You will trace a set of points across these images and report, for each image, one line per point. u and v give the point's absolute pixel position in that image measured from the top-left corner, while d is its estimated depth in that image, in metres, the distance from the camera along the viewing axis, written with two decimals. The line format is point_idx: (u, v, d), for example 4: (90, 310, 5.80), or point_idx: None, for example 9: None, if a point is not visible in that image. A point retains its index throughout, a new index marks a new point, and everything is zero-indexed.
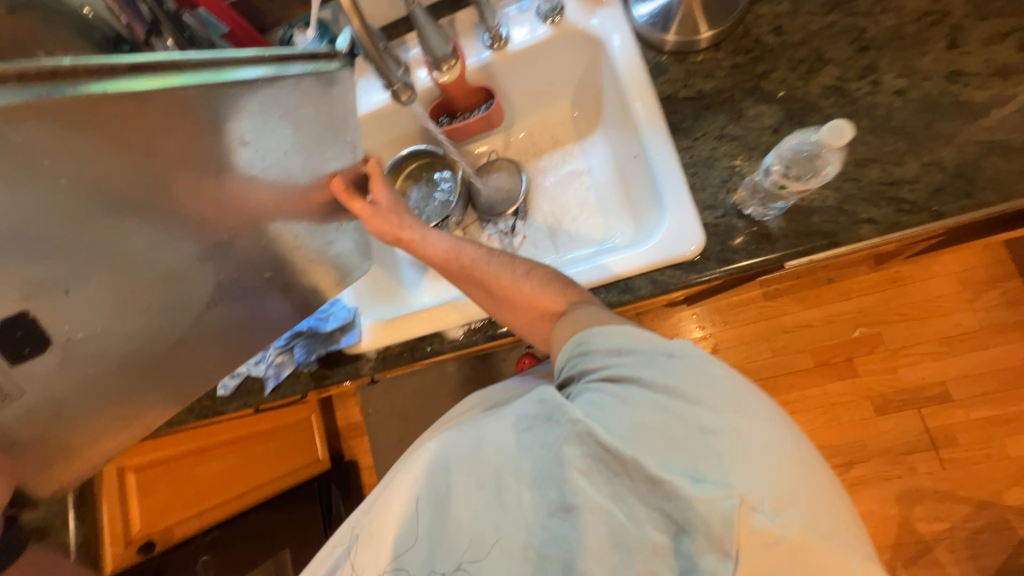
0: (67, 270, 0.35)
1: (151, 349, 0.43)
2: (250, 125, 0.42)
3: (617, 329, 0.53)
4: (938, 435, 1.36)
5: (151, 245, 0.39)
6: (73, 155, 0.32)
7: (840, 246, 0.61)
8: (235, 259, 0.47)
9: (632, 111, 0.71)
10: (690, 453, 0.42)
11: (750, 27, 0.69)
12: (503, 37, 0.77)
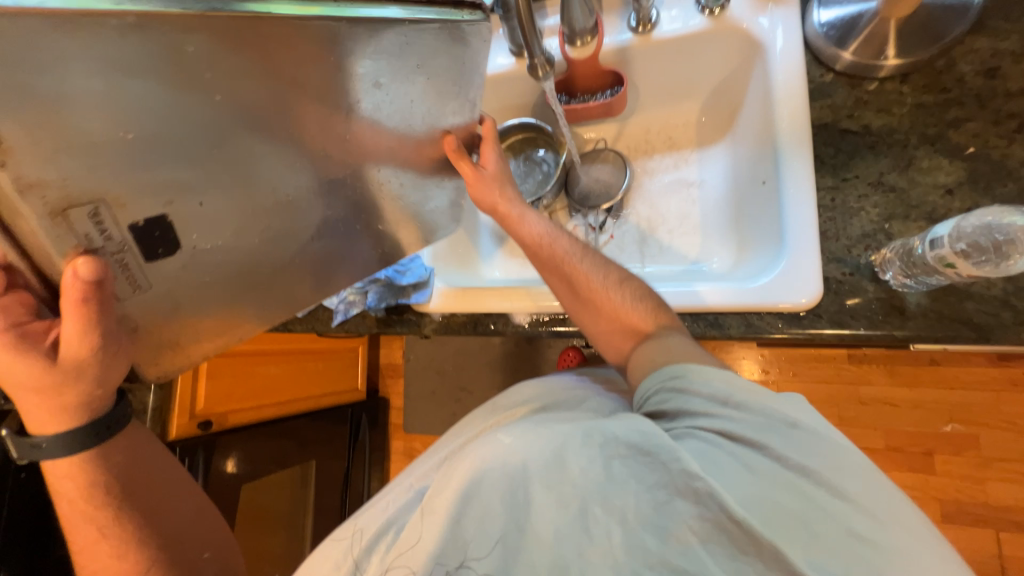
0: (204, 181, 0.36)
1: (256, 268, 0.45)
2: (385, 68, 0.38)
3: (724, 374, 0.50)
4: (1009, 564, 1.19)
5: (279, 171, 0.40)
6: (228, 72, 0.32)
7: (987, 342, 0.52)
8: (351, 199, 0.48)
9: (777, 132, 0.62)
10: (840, 558, 0.39)
11: (954, 62, 0.58)
12: (651, 21, 0.71)
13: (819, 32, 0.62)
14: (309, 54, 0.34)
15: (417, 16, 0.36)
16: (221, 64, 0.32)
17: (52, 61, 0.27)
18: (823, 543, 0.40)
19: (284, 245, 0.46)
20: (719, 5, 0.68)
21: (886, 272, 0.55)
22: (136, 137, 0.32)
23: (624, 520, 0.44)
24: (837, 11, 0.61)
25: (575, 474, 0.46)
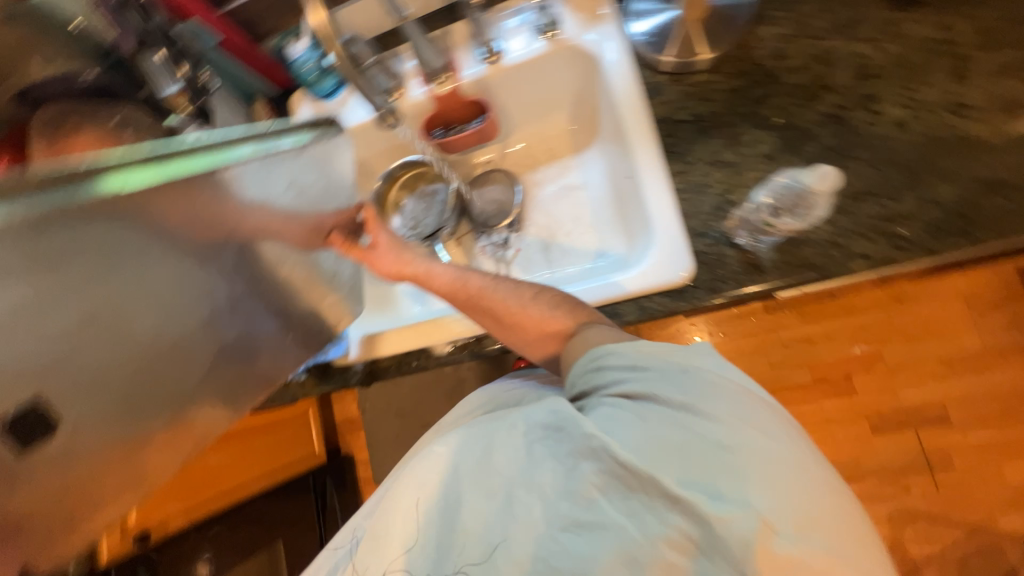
0: (70, 350, 0.34)
1: (152, 419, 0.42)
2: (255, 197, 0.41)
3: (630, 345, 0.54)
4: (935, 458, 1.35)
5: (161, 315, 0.39)
6: (71, 235, 0.31)
7: (830, 279, 0.60)
8: (266, 300, 0.48)
9: (626, 132, 0.69)
10: (711, 470, 0.43)
11: (750, 50, 0.67)
12: (498, 51, 0.76)
13: (638, 42, 0.71)
14: (164, 201, 0.35)
15: (264, 146, 0.41)
16: (76, 218, 0.31)
17: None
18: (695, 460, 0.43)
19: (194, 361, 0.43)
20: (553, 28, 0.73)
21: (738, 235, 0.62)
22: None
23: (537, 491, 0.48)
24: (648, 22, 0.72)
25: (497, 458, 0.51)
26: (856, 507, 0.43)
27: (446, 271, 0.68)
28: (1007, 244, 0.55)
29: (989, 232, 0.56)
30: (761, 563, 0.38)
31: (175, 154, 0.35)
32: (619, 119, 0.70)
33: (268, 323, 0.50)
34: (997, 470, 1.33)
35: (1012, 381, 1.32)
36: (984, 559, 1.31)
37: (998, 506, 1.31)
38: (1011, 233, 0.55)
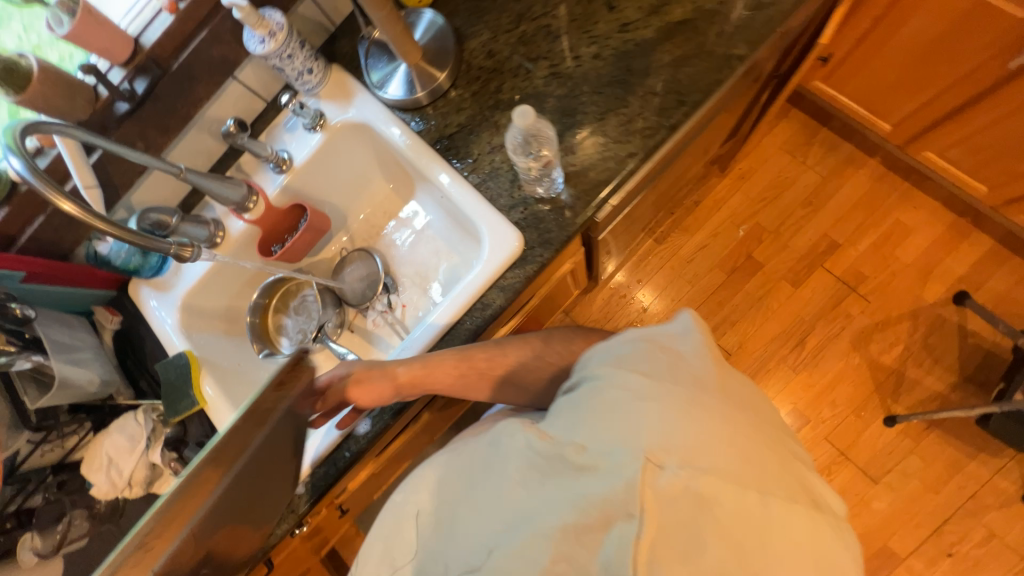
0: None
1: None
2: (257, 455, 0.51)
3: (599, 345, 0.61)
4: (849, 278, 1.48)
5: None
6: None
7: (620, 184, 0.71)
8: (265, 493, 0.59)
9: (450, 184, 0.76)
10: (614, 429, 0.50)
11: (470, 61, 0.79)
12: (286, 158, 0.83)
13: (393, 97, 0.80)
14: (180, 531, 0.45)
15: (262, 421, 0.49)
16: None
17: None
18: (601, 420, 0.51)
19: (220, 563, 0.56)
20: (320, 120, 0.83)
21: (545, 188, 0.71)
22: None
23: (488, 492, 0.55)
24: (397, 83, 0.80)
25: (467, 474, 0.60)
26: (759, 443, 0.50)
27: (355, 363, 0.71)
28: (711, 94, 0.69)
29: (694, 94, 0.69)
30: (645, 502, 0.45)
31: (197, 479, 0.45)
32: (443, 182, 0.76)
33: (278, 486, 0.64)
34: (899, 258, 1.47)
35: (859, 188, 1.52)
36: (938, 334, 1.41)
37: (918, 285, 1.44)
38: (707, 86, 0.69)
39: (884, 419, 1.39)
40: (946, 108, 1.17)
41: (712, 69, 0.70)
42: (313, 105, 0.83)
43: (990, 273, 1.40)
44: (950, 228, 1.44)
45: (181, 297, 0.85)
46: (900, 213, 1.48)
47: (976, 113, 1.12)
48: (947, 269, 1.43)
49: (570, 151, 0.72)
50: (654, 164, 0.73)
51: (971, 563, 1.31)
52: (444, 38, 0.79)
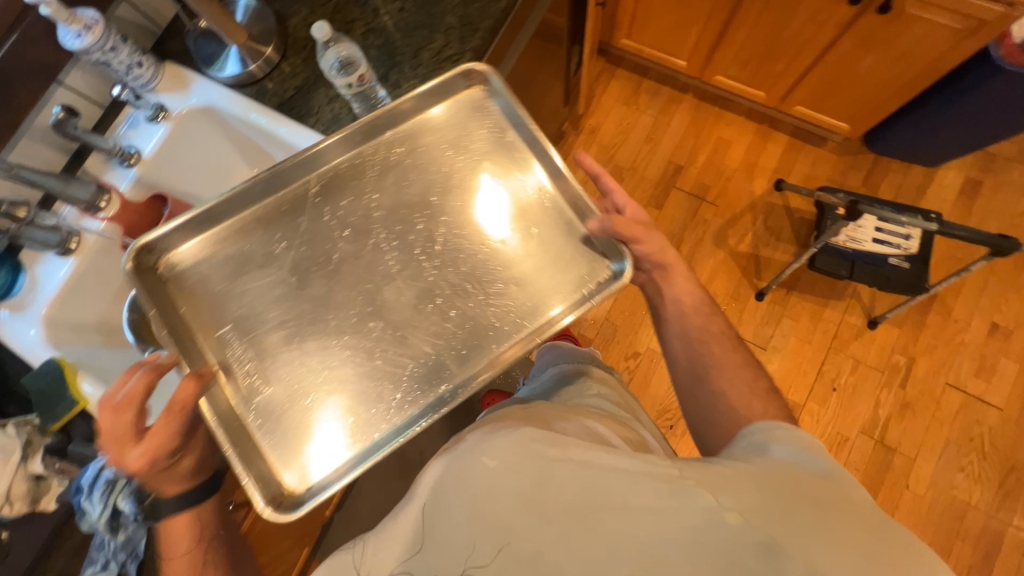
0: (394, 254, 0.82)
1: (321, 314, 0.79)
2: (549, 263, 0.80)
3: (805, 443, 0.56)
4: (697, 190, 1.75)
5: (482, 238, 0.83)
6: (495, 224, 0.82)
7: (444, 103, 0.83)
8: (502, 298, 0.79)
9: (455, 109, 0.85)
10: (823, 550, 0.42)
11: (296, 36, 0.91)
12: (134, 152, 0.86)
13: (228, 75, 0.87)
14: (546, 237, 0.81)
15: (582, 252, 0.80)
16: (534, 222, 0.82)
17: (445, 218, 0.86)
18: (810, 533, 0.43)
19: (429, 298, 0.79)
20: (163, 111, 0.87)
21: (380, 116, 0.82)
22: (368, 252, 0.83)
23: (599, 530, 0.46)
24: (231, 62, 0.88)
25: (557, 483, 0.49)
26: None
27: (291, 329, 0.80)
28: (496, 19, 0.85)
29: (484, 22, 0.85)
30: None
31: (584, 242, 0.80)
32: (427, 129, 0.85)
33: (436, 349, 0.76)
34: (728, 166, 1.77)
35: (683, 118, 1.82)
36: (773, 216, 1.70)
37: (748, 183, 1.74)
38: (492, 14, 0.85)
39: (755, 295, 1.65)
40: (714, 32, 1.46)
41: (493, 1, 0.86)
42: (153, 99, 0.87)
43: (794, 160, 1.73)
44: (757, 134, 1.77)
45: (44, 312, 0.81)
46: (719, 131, 1.79)
47: (734, 32, 1.42)
48: (764, 164, 1.74)
49: (396, 86, 0.83)
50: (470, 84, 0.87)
51: (850, 389, 1.55)
52: (265, 18, 0.88)
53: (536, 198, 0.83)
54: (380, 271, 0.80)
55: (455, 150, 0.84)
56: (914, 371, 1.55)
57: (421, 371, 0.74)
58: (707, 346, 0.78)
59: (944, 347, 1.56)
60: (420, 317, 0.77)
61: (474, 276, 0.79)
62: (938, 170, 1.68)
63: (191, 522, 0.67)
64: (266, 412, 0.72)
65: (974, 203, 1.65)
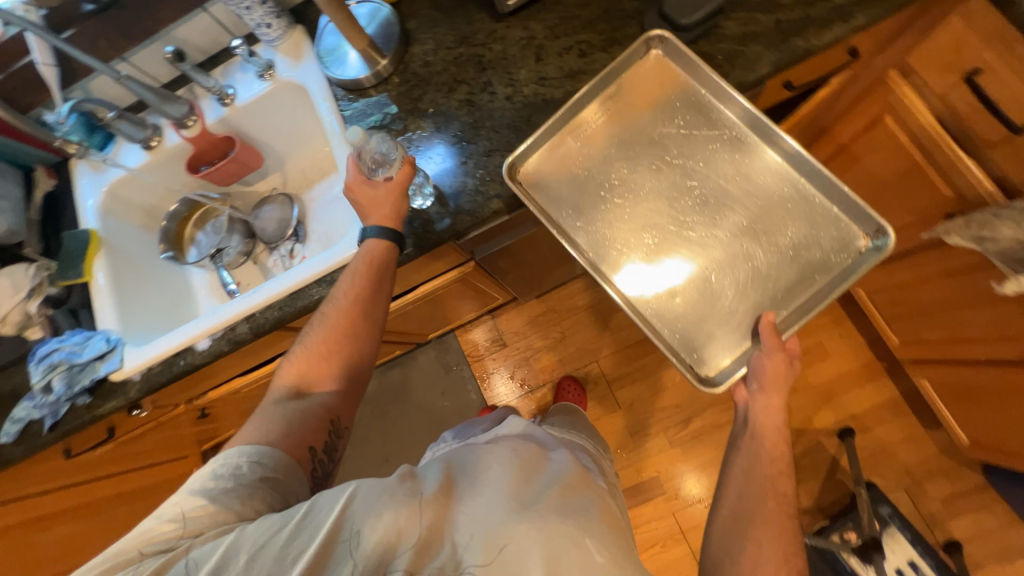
0: (683, 138, 0.77)
1: (648, 153, 0.77)
2: (757, 265, 0.74)
3: None
4: None
5: (756, 185, 0.76)
6: (770, 200, 0.75)
7: (480, 219, 0.77)
8: (720, 230, 0.75)
9: (839, 221, 0.74)
10: None
11: (408, 63, 0.87)
12: (230, 94, 0.92)
13: (336, 75, 0.86)
14: (798, 254, 0.74)
15: (805, 294, 0.72)
16: (815, 261, 0.73)
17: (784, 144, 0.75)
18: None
19: (683, 182, 0.76)
20: (269, 70, 0.91)
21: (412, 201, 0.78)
22: (675, 132, 0.78)
23: None
24: (345, 65, 0.87)
25: None
26: None
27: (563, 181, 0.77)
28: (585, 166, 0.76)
29: None
30: None
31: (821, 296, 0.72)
32: (809, 195, 0.75)
33: (624, 216, 0.76)
34: (805, 377, 1.50)
35: None
36: (812, 458, 1.43)
37: (813, 408, 1.46)
38: None
39: None
40: (882, 251, 1.17)
41: None
42: (268, 55, 0.91)
43: (883, 420, 1.42)
44: (863, 367, 1.46)
45: (108, 182, 0.94)
46: (825, 335, 1.50)
47: (905, 267, 1.12)
48: (846, 402, 1.45)
49: (451, 173, 0.79)
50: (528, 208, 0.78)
51: None
52: (391, 35, 0.85)
53: (785, 298, 0.73)
54: (675, 124, 0.77)
55: (796, 197, 0.75)
56: None
57: (591, 233, 0.76)
58: (767, 498, 0.62)
59: None
60: (643, 224, 0.76)
61: (687, 233, 0.75)
62: None
63: (377, 251, 0.72)
64: (558, 159, 0.78)
65: None
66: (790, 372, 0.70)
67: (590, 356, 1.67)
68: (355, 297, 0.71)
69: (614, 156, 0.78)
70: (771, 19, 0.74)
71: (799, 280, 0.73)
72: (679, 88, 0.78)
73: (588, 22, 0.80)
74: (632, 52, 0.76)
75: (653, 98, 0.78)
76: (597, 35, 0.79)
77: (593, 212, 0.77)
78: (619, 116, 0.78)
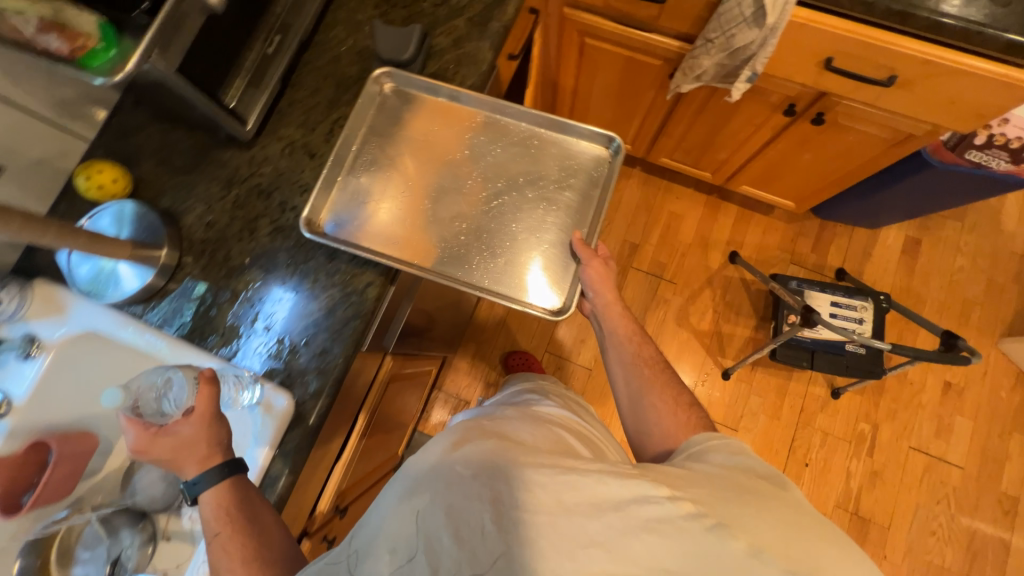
0: (437, 145, 0.84)
1: (431, 160, 0.84)
2: (542, 213, 0.84)
3: (711, 445, 0.64)
4: (654, 270, 1.73)
5: (500, 154, 0.86)
6: (521, 156, 0.86)
7: (371, 314, 0.75)
8: (498, 201, 0.84)
9: (582, 146, 0.89)
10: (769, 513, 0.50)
11: (191, 236, 0.79)
12: (5, 400, 0.74)
13: (119, 297, 0.75)
14: (568, 190, 0.86)
15: (599, 212, 0.84)
16: (583, 186, 0.87)
17: (498, 121, 0.87)
18: (758, 518, 0.49)
19: (460, 182, 0.83)
20: (35, 344, 0.75)
21: None
22: (432, 145, 0.84)
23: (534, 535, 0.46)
24: (126, 283, 0.75)
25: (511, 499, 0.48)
26: None
27: (383, 219, 0.80)
28: (468, 200, 0.83)
29: (459, 201, 0.82)
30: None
31: (603, 209, 0.84)
32: (557, 138, 0.89)
33: (431, 222, 0.81)
34: (683, 241, 1.75)
35: (633, 194, 1.79)
36: (729, 290, 1.70)
37: (702, 258, 1.73)
38: (461, 180, 0.83)
39: (720, 374, 1.64)
40: (653, 127, 1.43)
41: (455, 196, 0.82)
42: (20, 330, 0.75)
43: (745, 230, 1.74)
44: (707, 206, 1.77)
45: None
46: (670, 203, 1.78)
47: (675, 127, 1.39)
48: (716, 237, 1.74)
49: (312, 295, 0.75)
50: (433, 248, 0.80)
51: (822, 464, 1.58)
52: (151, 224, 0.76)
53: (580, 219, 0.85)
54: (423, 129, 0.84)
55: (542, 142, 0.88)
56: (878, 439, 1.59)
57: (417, 245, 0.80)
58: (645, 368, 0.79)
59: (904, 413, 1.60)
60: (450, 216, 0.82)
61: (481, 208, 0.83)
62: (880, 232, 1.72)
63: (224, 493, 0.63)
64: (348, 204, 0.80)
65: (916, 264, 1.70)
66: (613, 271, 0.82)
67: (539, 350, 1.72)
68: (237, 554, 0.60)
69: (400, 178, 0.82)
70: (465, 19, 0.84)
71: (573, 202, 0.86)
72: (420, 98, 0.84)
73: (330, 102, 0.82)
74: (369, 94, 0.81)
75: (405, 115, 0.83)
76: (347, 109, 0.82)
77: (405, 232, 0.80)
78: (387, 144, 0.83)
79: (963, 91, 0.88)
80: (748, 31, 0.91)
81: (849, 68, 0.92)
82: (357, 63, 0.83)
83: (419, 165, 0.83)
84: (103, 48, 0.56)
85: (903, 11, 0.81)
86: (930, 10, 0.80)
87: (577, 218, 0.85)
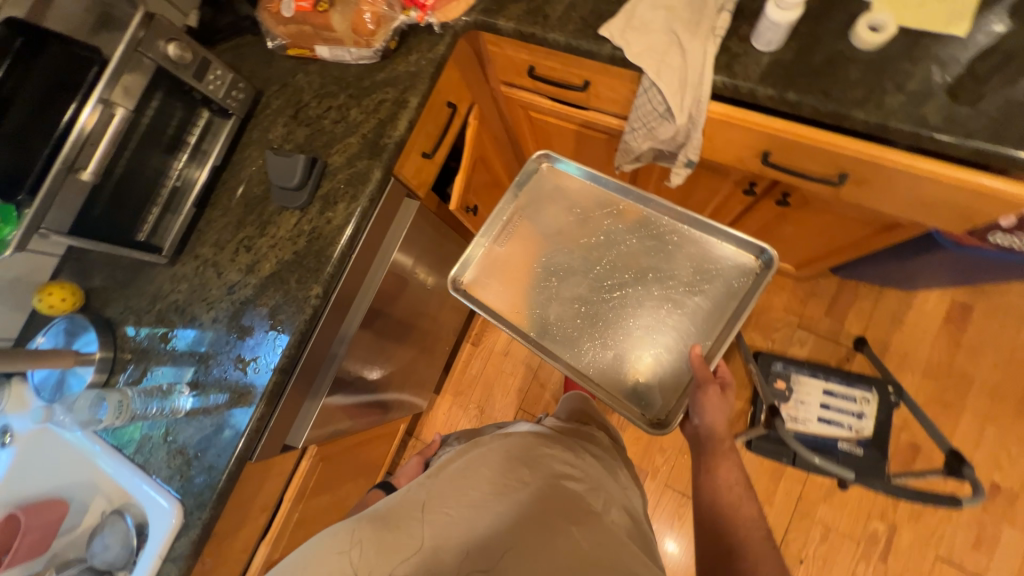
0: (576, 241, 0.99)
1: (570, 250, 0.99)
2: (664, 309, 0.92)
3: None
4: None
5: (635, 243, 0.97)
6: (660, 249, 0.96)
7: (257, 429, 0.80)
8: (614, 281, 0.96)
9: (729, 256, 0.92)
10: None
11: (120, 348, 0.89)
12: None
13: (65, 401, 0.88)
14: (704, 300, 0.91)
15: (736, 324, 0.87)
16: (719, 294, 0.91)
17: (642, 219, 0.97)
18: None
19: (587, 268, 0.98)
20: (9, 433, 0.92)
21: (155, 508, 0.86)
22: (580, 236, 0.99)
23: None
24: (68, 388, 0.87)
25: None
26: None
27: (515, 296, 0.97)
28: (590, 286, 0.97)
29: (583, 286, 0.97)
30: None
31: (736, 324, 0.87)
32: (700, 238, 0.94)
33: (552, 303, 0.97)
34: None
35: None
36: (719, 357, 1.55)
37: None
38: (591, 275, 0.97)
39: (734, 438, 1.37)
40: None
41: (585, 284, 0.97)
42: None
43: None
44: None
45: None
46: None
47: None
48: None
49: (209, 410, 0.82)
50: (555, 329, 0.95)
51: (821, 563, 1.38)
52: (91, 336, 0.88)
53: (707, 325, 0.90)
54: (569, 224, 1.00)
55: (686, 242, 0.95)
56: (895, 544, 1.36)
57: (537, 319, 0.96)
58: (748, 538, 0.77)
59: (932, 514, 1.35)
60: (570, 297, 0.96)
61: (599, 291, 0.96)
62: (915, 295, 1.45)
63: None
64: (489, 267, 0.99)
65: (962, 337, 1.41)
66: (724, 400, 0.84)
67: (513, 406, 1.71)
68: None
69: (534, 256, 0.99)
70: (358, 137, 0.85)
71: (704, 302, 0.91)
72: (583, 200, 1.01)
73: (238, 222, 0.88)
74: (528, 171, 1.01)
75: (565, 207, 1.00)
76: (251, 227, 0.87)
77: (529, 311, 0.96)
78: (542, 226, 1.00)
79: (932, 194, 0.72)
80: (668, 124, 0.79)
81: (794, 165, 0.79)
82: (263, 183, 0.88)
83: (568, 253, 0.99)
84: (0, 227, 0.67)
85: (835, 112, 0.67)
86: (867, 111, 0.66)
87: (701, 324, 0.90)
